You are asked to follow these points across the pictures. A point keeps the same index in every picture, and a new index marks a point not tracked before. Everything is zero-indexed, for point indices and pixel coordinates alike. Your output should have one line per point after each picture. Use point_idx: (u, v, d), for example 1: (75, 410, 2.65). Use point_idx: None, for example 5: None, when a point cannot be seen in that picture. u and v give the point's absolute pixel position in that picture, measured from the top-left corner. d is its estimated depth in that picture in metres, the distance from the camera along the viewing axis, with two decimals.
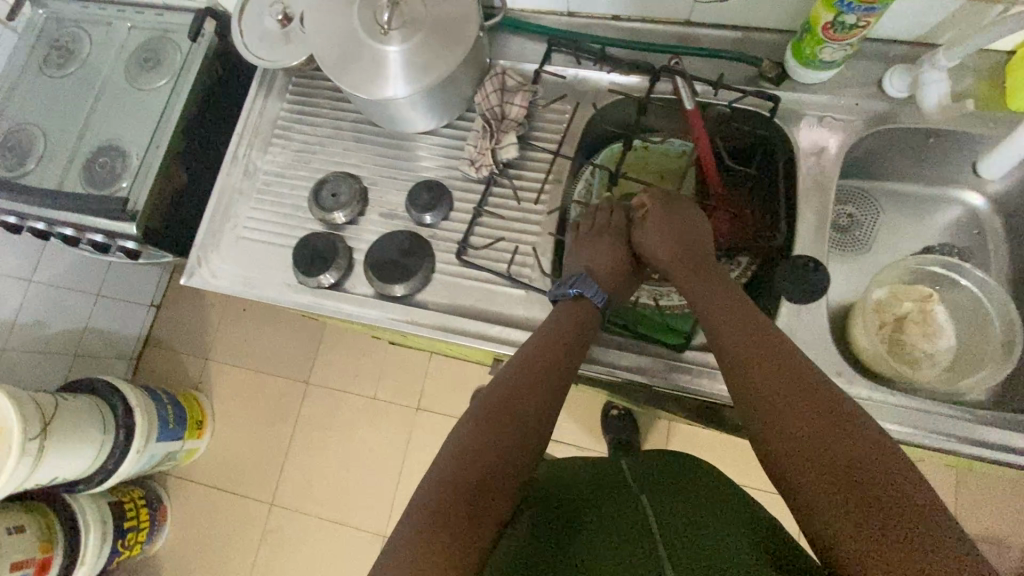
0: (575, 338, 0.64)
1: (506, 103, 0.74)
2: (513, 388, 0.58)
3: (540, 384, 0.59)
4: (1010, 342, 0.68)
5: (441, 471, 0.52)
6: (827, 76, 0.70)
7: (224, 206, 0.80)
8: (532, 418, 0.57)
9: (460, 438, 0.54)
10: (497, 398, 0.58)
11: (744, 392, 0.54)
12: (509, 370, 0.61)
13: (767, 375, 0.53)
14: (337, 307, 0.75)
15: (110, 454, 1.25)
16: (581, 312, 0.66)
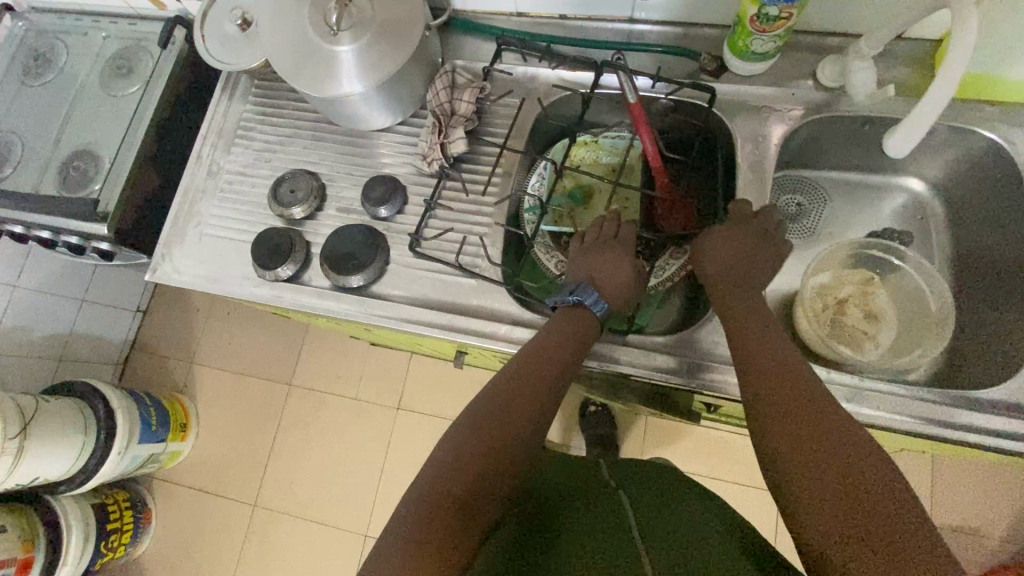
0: (575, 350, 0.65)
1: (455, 99, 0.77)
2: (510, 398, 0.60)
3: (535, 396, 0.61)
4: (943, 319, 0.71)
5: (432, 476, 0.54)
6: (762, 68, 0.73)
7: (188, 205, 0.83)
8: (524, 429, 0.59)
9: (455, 442, 0.57)
10: (497, 407, 0.59)
11: (752, 404, 0.55)
12: (504, 377, 0.62)
13: (772, 389, 0.54)
14: (295, 299, 0.77)
15: (91, 455, 1.27)
16: (578, 319, 0.68)
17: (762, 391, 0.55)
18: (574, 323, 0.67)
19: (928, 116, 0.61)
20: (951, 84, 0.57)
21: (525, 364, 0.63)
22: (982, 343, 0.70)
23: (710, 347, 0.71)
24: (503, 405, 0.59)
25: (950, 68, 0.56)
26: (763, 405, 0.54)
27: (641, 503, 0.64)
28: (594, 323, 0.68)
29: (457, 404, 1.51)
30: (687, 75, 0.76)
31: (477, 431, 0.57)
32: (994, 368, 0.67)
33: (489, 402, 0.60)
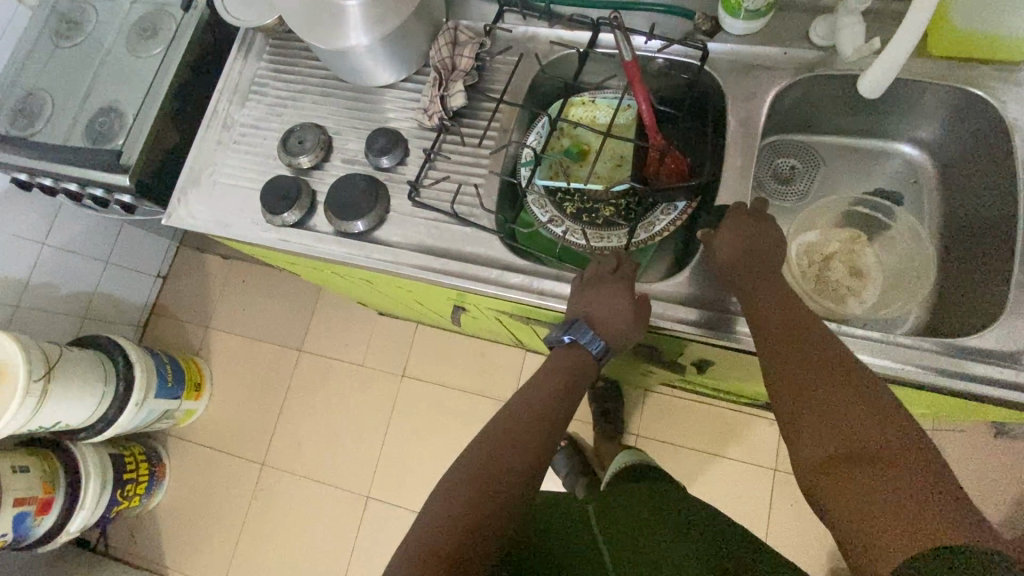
0: (576, 379, 0.69)
1: (457, 55, 0.80)
2: (516, 428, 0.64)
3: (528, 438, 0.63)
4: (923, 274, 0.75)
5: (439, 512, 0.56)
6: (756, 27, 0.75)
7: (204, 155, 0.88)
8: (523, 469, 0.60)
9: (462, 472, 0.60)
10: (504, 432, 0.63)
11: (773, 379, 0.59)
12: (497, 423, 0.65)
13: (794, 366, 0.58)
14: (299, 243, 0.81)
15: (110, 405, 1.33)
16: (573, 357, 0.70)
17: (782, 368, 0.58)
18: (570, 362, 0.70)
19: (895, 56, 0.63)
20: (921, 21, 0.59)
21: (519, 405, 0.67)
22: (966, 297, 0.71)
23: (696, 296, 0.73)
24: (495, 450, 0.61)
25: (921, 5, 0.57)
26: (785, 380, 0.58)
27: (630, 541, 0.66)
28: (592, 361, 0.71)
29: (459, 373, 1.54)
30: (682, 35, 0.78)
31: (482, 459, 0.60)
32: (976, 321, 0.68)
33: (479, 450, 0.62)
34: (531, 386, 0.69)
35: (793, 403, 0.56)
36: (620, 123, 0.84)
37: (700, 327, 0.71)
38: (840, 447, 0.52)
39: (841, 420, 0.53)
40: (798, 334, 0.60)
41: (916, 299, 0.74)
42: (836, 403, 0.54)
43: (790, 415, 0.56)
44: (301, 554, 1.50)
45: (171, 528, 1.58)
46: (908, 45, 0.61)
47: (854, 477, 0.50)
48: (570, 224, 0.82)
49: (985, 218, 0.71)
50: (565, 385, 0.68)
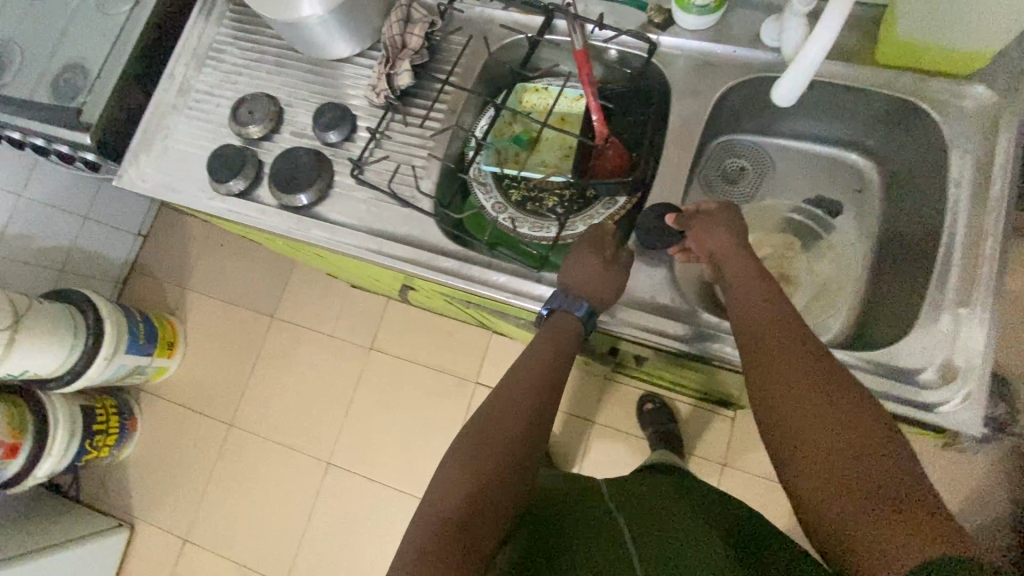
0: (564, 348, 0.65)
1: (408, 33, 0.79)
2: (523, 396, 0.61)
3: (535, 410, 0.60)
4: (842, 288, 0.79)
5: (456, 484, 0.56)
6: (708, 23, 0.74)
7: (158, 118, 0.89)
8: (524, 457, 0.58)
9: (472, 442, 0.58)
10: (511, 404, 0.61)
11: (757, 376, 0.56)
12: (503, 392, 0.62)
13: (780, 362, 0.54)
14: (240, 213, 0.82)
15: (79, 357, 1.36)
16: (562, 327, 0.67)
17: (767, 366, 0.55)
18: (556, 331, 0.67)
19: (810, 63, 0.63)
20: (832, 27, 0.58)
21: (511, 385, 0.62)
22: (886, 309, 0.72)
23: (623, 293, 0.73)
24: (490, 437, 0.58)
25: (835, 10, 0.57)
26: (771, 378, 0.54)
27: (641, 517, 0.64)
28: (578, 326, 0.67)
29: (426, 351, 1.57)
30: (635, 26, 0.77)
31: (494, 432, 0.58)
32: (892, 334, 0.69)
33: (473, 437, 0.59)
34: (531, 352, 0.65)
35: (780, 402, 0.53)
36: (573, 114, 0.84)
37: (643, 330, 0.71)
38: (828, 451, 0.49)
39: (830, 423, 0.50)
40: (781, 330, 0.57)
41: (836, 309, 0.77)
42: (824, 404, 0.51)
43: (775, 415, 0.53)
44: (262, 513, 1.55)
45: (140, 479, 1.63)
46: (823, 50, 0.60)
47: (847, 484, 0.48)
48: (507, 207, 0.83)
49: (915, 232, 0.72)
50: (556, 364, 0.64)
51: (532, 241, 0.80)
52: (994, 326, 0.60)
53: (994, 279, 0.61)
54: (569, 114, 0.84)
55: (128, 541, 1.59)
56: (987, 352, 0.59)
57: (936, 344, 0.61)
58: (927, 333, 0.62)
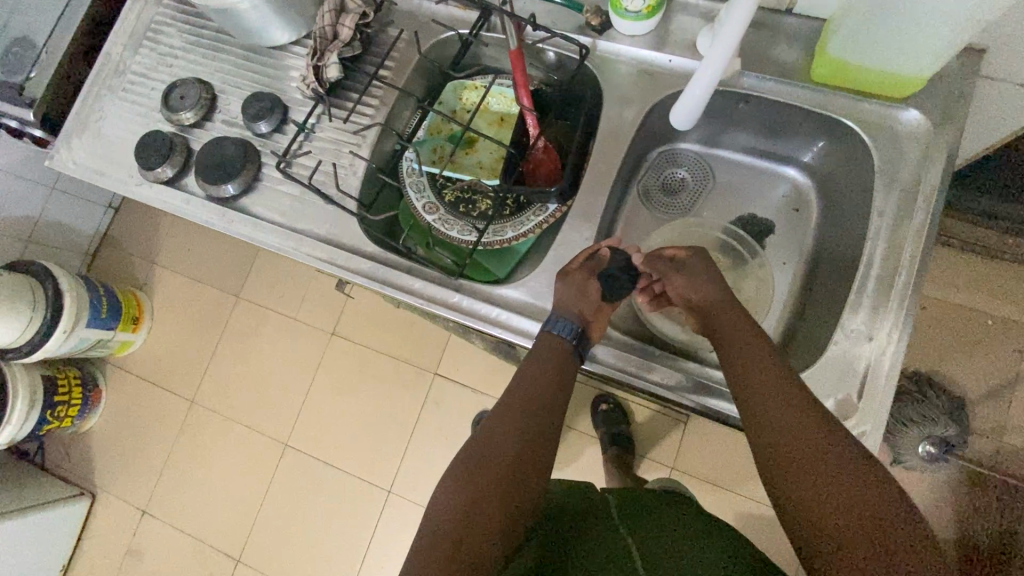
0: (565, 369, 0.63)
1: (339, 24, 0.76)
2: (528, 405, 0.60)
3: (541, 422, 0.60)
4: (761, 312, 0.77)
5: (465, 496, 0.54)
6: (646, 28, 0.72)
7: (92, 99, 0.87)
8: (530, 476, 0.57)
9: (479, 454, 0.57)
10: (515, 414, 0.60)
11: (755, 414, 0.56)
12: (508, 404, 0.61)
13: (775, 401, 0.55)
14: (168, 200, 0.81)
15: (37, 331, 1.36)
16: (547, 351, 0.64)
17: (763, 404, 0.56)
18: (546, 355, 0.63)
19: (705, 90, 0.62)
20: (723, 57, 0.57)
21: (512, 404, 0.61)
22: (808, 332, 0.72)
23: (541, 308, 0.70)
24: (495, 453, 0.57)
25: (724, 41, 0.55)
26: (769, 416, 0.55)
27: (648, 533, 0.64)
28: (567, 349, 0.64)
29: (388, 339, 1.57)
30: (573, 29, 0.75)
31: (498, 444, 0.57)
32: (808, 359, 0.68)
33: (475, 458, 0.57)
34: (532, 363, 0.63)
35: (777, 440, 0.53)
36: (512, 115, 0.81)
37: (612, 368, 0.69)
38: (828, 488, 0.49)
39: (825, 459, 0.50)
40: (769, 372, 0.58)
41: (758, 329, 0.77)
42: (816, 443, 0.51)
43: (774, 453, 0.53)
44: (220, 489, 1.57)
45: (103, 450, 1.65)
46: (713, 81, 0.59)
47: (850, 524, 0.47)
48: (439, 210, 0.80)
49: (845, 258, 0.71)
50: (560, 385, 0.62)
51: (458, 245, 0.79)
52: (899, 360, 0.59)
53: (906, 313, 0.60)
54: (507, 115, 0.81)
55: (89, 509, 1.61)
56: (888, 386, 0.59)
57: (842, 375, 0.61)
58: (833, 362, 0.62)
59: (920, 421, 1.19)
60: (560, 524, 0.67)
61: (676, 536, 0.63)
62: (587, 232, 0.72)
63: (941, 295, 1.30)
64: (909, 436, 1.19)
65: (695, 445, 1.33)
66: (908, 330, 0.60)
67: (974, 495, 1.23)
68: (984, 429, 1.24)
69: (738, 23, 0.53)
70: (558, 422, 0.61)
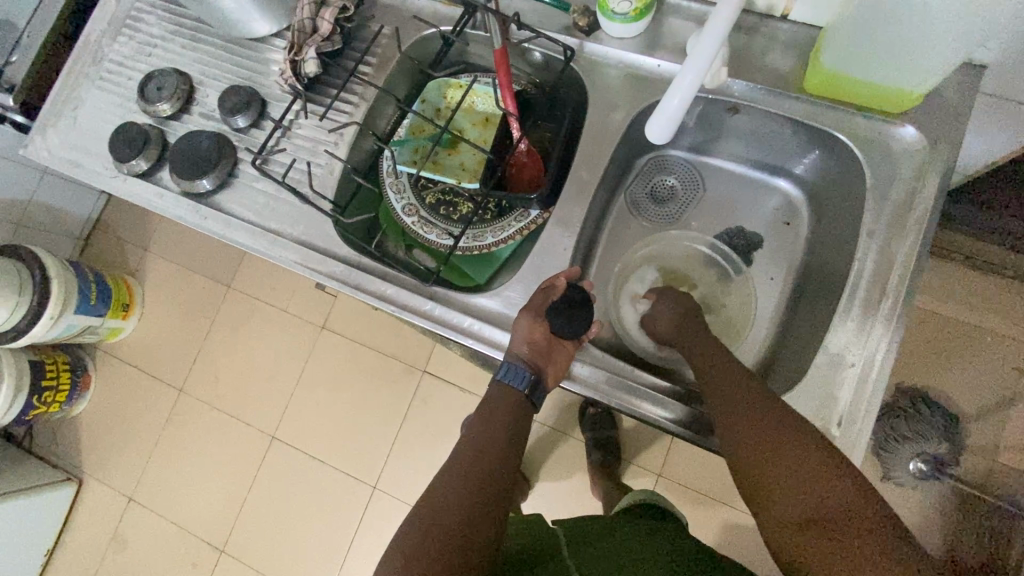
0: (516, 416, 0.64)
1: (320, 17, 0.73)
2: (477, 457, 0.61)
3: (489, 470, 0.60)
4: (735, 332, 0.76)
5: (412, 555, 0.54)
6: (634, 31, 0.69)
7: (69, 87, 0.85)
8: (481, 528, 0.57)
9: (425, 512, 0.57)
10: (463, 466, 0.60)
11: (735, 448, 0.56)
12: (458, 457, 0.62)
13: (749, 434, 0.55)
14: (141, 194, 0.79)
15: (24, 316, 1.34)
16: (496, 399, 0.65)
17: (739, 428, 0.56)
18: (499, 403, 0.64)
19: (685, 97, 0.55)
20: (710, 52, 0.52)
21: (462, 454, 0.62)
22: (792, 352, 0.69)
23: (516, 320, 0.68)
24: (446, 515, 0.56)
25: (710, 34, 0.51)
26: (747, 450, 0.54)
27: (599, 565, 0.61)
28: (519, 398, 0.64)
29: (378, 335, 1.56)
30: (560, 30, 0.72)
31: (444, 499, 0.58)
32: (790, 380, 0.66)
33: (421, 517, 0.57)
34: (483, 409, 0.65)
35: (758, 477, 0.53)
36: (497, 116, 0.78)
37: (593, 390, 0.66)
38: (815, 519, 0.49)
39: (804, 486, 0.50)
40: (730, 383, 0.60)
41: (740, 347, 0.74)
42: (780, 443, 0.53)
43: (748, 463, 0.54)
44: (207, 479, 1.57)
45: (91, 436, 1.65)
46: (696, 88, 0.55)
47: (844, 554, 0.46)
48: (418, 210, 0.78)
49: (831, 275, 0.68)
50: (509, 442, 0.62)
51: (433, 248, 0.77)
52: (880, 388, 0.57)
53: (890, 338, 0.58)
54: (492, 115, 0.78)
55: (76, 494, 1.62)
56: (869, 413, 0.57)
57: (820, 399, 0.59)
58: (813, 387, 0.59)
59: (912, 438, 1.21)
60: (529, 551, 0.68)
61: (630, 558, 0.63)
62: (566, 241, 0.70)
63: (939, 308, 1.27)
64: (902, 454, 1.21)
65: (682, 454, 1.31)
66: (891, 356, 0.57)
67: (965, 515, 1.20)
68: (978, 447, 1.22)
69: (728, 10, 0.50)
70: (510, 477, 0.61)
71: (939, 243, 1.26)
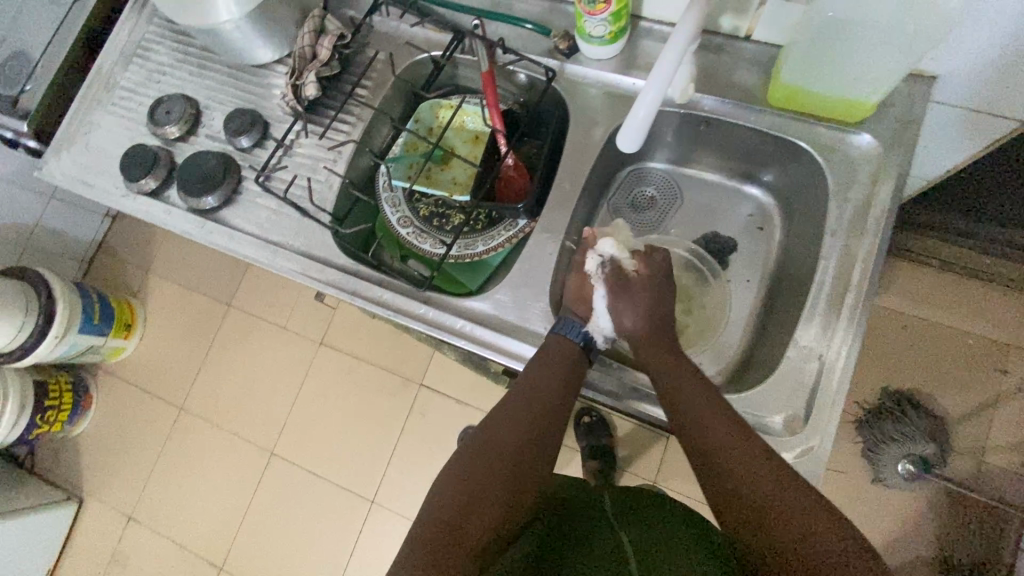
0: (569, 378, 0.66)
1: (319, 45, 0.79)
2: (538, 397, 0.64)
3: (547, 411, 0.64)
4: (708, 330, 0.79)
5: (473, 474, 0.59)
6: (611, 53, 0.74)
7: (83, 112, 0.90)
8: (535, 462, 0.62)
9: (487, 438, 0.62)
10: (522, 404, 0.64)
11: (700, 458, 0.59)
12: (518, 393, 0.65)
13: (721, 460, 0.57)
14: (150, 212, 0.84)
15: (30, 334, 1.37)
16: (551, 353, 0.66)
17: (707, 436, 0.59)
18: (554, 355, 0.66)
19: (649, 111, 0.60)
20: (671, 65, 0.57)
21: (523, 393, 0.65)
22: (767, 347, 0.73)
23: (504, 323, 0.72)
24: (503, 449, 0.61)
25: (669, 51, 0.56)
26: (712, 460, 0.58)
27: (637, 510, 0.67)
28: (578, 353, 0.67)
29: (376, 349, 1.59)
30: (543, 53, 0.78)
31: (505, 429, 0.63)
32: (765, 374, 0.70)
33: (484, 441, 0.62)
34: (542, 352, 0.67)
35: (724, 486, 0.56)
36: (486, 133, 0.83)
37: (609, 393, 0.71)
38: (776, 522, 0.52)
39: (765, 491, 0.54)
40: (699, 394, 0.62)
41: (721, 346, 0.78)
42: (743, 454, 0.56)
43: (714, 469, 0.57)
44: (206, 495, 1.58)
45: (91, 455, 1.67)
46: (659, 103, 0.59)
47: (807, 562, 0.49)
48: (412, 220, 0.83)
49: (800, 276, 0.72)
50: (568, 387, 0.65)
51: (424, 255, 0.81)
52: (846, 376, 0.61)
53: (854, 330, 0.62)
54: (482, 133, 0.83)
55: (75, 514, 1.63)
56: (836, 402, 0.60)
57: (789, 389, 0.63)
58: (785, 377, 0.63)
59: (901, 438, 1.23)
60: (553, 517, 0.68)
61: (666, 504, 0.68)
62: (552, 248, 0.74)
63: (920, 314, 1.31)
64: (890, 454, 1.23)
65: (677, 460, 1.33)
66: (856, 348, 0.61)
67: (957, 514, 1.22)
68: (966, 449, 1.24)
69: (685, 32, 0.56)
70: (554, 442, 0.64)
71: (915, 249, 1.31)
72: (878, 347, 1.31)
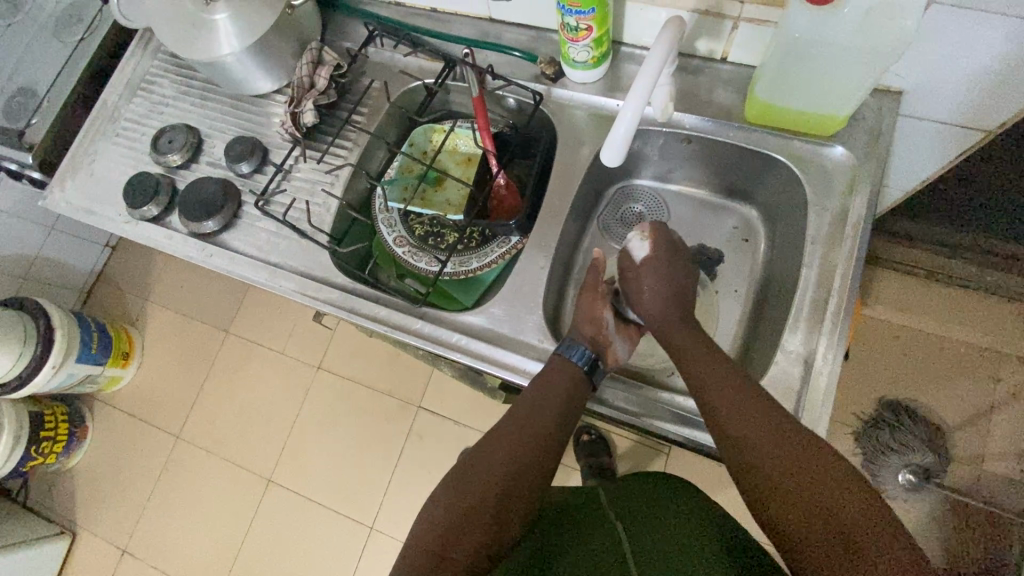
0: (568, 398, 0.66)
1: (316, 75, 0.82)
2: (537, 420, 0.64)
3: (545, 437, 0.64)
4: None
5: (461, 492, 0.60)
6: (594, 76, 0.78)
7: (87, 144, 0.93)
8: (528, 483, 0.61)
9: (478, 458, 0.63)
10: (518, 425, 0.65)
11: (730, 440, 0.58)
12: (514, 416, 0.66)
13: (754, 439, 0.56)
14: (151, 237, 0.86)
15: (28, 363, 1.37)
16: (558, 377, 0.67)
17: (738, 417, 0.58)
18: (554, 376, 0.67)
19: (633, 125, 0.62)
20: (649, 78, 0.60)
21: (522, 415, 0.65)
22: (756, 354, 0.75)
23: (499, 337, 0.74)
24: (495, 468, 0.61)
25: (648, 66, 0.60)
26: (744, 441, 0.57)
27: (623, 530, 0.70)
28: (581, 377, 0.67)
29: (374, 371, 1.59)
30: (530, 78, 0.82)
31: (499, 448, 0.63)
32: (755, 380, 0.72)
33: (475, 461, 0.63)
34: (543, 375, 0.68)
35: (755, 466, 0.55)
36: (479, 155, 0.86)
37: (609, 409, 0.72)
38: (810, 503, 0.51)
39: (796, 471, 0.53)
40: (729, 381, 0.61)
41: None
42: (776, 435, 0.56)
43: (745, 450, 0.56)
44: (203, 526, 1.56)
45: (86, 488, 1.65)
46: (637, 121, 0.61)
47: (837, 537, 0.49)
48: (408, 240, 0.84)
49: (785, 283, 0.75)
50: (566, 414, 0.65)
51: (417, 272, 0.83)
52: (833, 378, 0.62)
53: (838, 332, 0.64)
54: (474, 154, 0.86)
55: (68, 549, 1.60)
56: (824, 403, 0.62)
57: (780, 393, 0.64)
58: (775, 381, 0.65)
59: (899, 448, 1.23)
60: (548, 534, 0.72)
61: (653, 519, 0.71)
62: (543, 261, 0.77)
63: (910, 323, 1.33)
64: (890, 463, 1.23)
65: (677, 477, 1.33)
66: (841, 350, 0.63)
67: (959, 524, 1.21)
68: (965, 456, 1.24)
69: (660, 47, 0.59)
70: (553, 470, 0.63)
71: (900, 261, 1.34)
72: (872, 358, 1.32)
